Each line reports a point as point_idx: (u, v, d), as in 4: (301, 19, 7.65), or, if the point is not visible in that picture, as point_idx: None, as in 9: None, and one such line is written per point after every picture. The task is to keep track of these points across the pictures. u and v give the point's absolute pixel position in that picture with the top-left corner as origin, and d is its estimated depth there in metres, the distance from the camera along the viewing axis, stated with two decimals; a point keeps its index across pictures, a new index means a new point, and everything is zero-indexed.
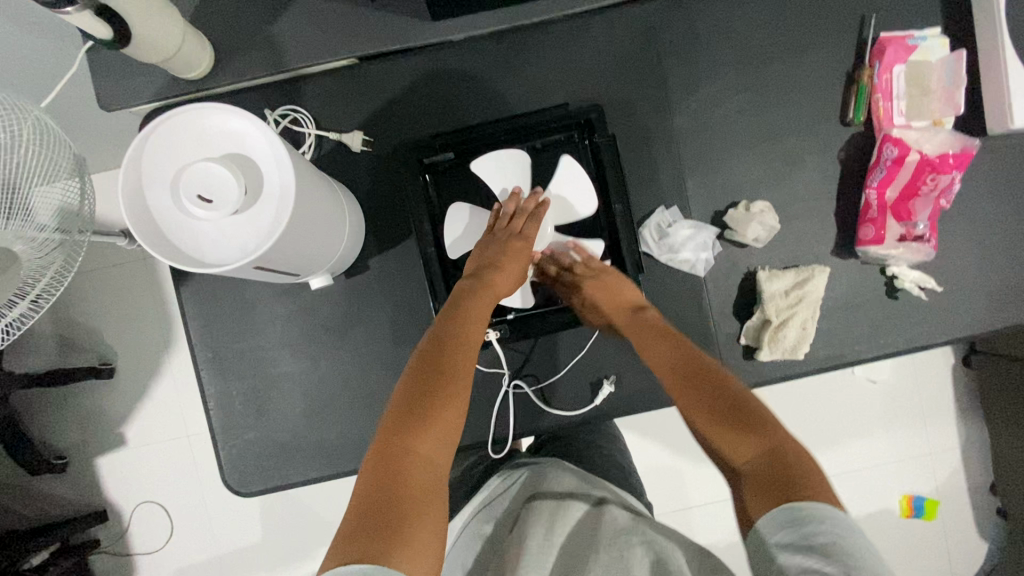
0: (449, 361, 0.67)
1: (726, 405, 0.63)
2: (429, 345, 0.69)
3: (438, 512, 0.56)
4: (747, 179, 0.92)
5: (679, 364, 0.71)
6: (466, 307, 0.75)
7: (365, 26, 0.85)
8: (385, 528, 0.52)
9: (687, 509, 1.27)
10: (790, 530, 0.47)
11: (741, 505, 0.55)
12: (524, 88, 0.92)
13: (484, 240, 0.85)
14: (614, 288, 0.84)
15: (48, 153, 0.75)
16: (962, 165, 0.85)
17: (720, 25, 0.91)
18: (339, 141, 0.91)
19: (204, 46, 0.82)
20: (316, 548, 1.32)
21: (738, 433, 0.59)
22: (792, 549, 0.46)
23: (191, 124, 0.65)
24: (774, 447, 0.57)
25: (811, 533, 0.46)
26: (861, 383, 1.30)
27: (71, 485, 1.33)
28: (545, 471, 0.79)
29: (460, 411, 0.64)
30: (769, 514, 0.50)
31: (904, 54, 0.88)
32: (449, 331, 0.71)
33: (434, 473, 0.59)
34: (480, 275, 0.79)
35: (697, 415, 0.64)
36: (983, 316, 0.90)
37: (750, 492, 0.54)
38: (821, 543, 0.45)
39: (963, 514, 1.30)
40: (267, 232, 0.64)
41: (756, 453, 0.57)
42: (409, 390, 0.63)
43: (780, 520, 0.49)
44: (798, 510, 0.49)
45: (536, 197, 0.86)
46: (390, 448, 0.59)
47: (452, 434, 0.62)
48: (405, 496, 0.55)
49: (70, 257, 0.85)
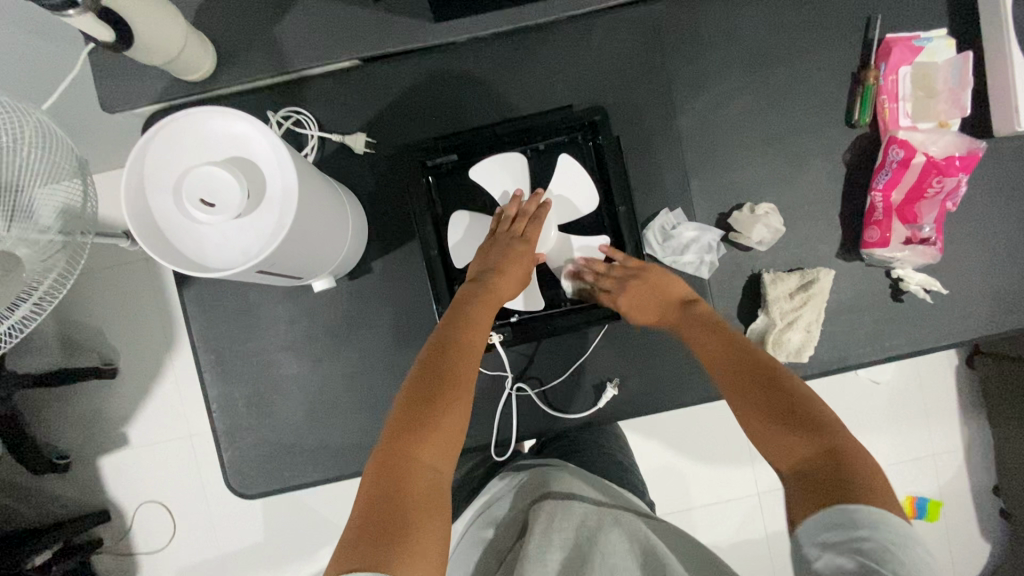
0: (454, 368, 0.67)
1: (782, 403, 0.63)
2: (432, 352, 0.69)
3: (440, 518, 0.56)
4: (751, 181, 0.91)
5: (732, 357, 0.70)
6: (468, 311, 0.74)
7: (368, 28, 0.85)
8: (387, 537, 0.51)
9: (689, 509, 1.27)
10: (836, 532, 0.47)
11: (790, 503, 0.55)
12: (527, 90, 0.91)
13: (486, 244, 0.84)
14: (659, 285, 0.84)
15: (49, 155, 0.75)
16: (968, 167, 0.84)
17: (724, 26, 0.90)
18: (342, 143, 0.91)
19: (206, 48, 0.82)
20: (319, 548, 1.32)
21: (795, 430, 0.59)
22: (835, 550, 0.46)
23: (193, 127, 0.65)
24: (831, 446, 0.56)
25: (860, 537, 0.46)
26: (864, 385, 1.30)
27: (73, 485, 1.33)
28: (548, 472, 0.78)
29: (461, 417, 0.64)
30: (815, 516, 0.50)
31: (910, 55, 0.88)
32: (454, 336, 0.71)
33: (436, 480, 0.59)
34: (483, 279, 0.78)
35: (751, 412, 0.64)
36: (988, 319, 0.90)
37: (801, 492, 0.54)
38: (868, 547, 0.45)
39: (967, 515, 1.29)
40: (270, 236, 0.63)
41: (811, 451, 0.57)
42: (412, 396, 0.63)
43: (829, 522, 0.49)
44: (848, 513, 0.48)
45: (536, 198, 0.85)
46: (390, 455, 0.58)
47: (455, 439, 0.62)
48: (408, 505, 0.55)
49: (72, 260, 0.85)
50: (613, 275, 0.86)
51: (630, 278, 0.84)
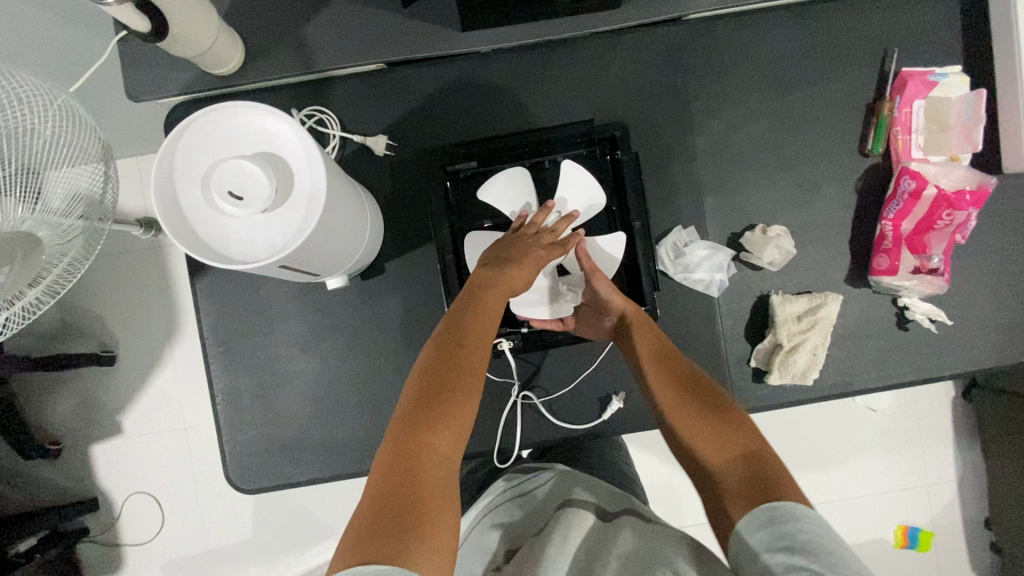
0: (467, 354, 0.67)
1: (704, 404, 0.69)
2: (446, 337, 0.68)
3: (453, 508, 0.56)
4: (764, 204, 0.93)
5: (679, 383, 0.72)
6: (482, 298, 0.73)
7: (396, 34, 0.86)
8: (401, 529, 0.52)
9: (682, 527, 1.27)
10: (773, 530, 0.52)
11: (723, 503, 0.59)
12: (549, 103, 0.93)
13: (509, 239, 0.83)
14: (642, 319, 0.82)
15: (68, 136, 0.75)
16: (978, 202, 0.86)
17: (745, 51, 0.92)
18: (363, 144, 0.92)
19: (235, 43, 0.83)
20: (308, 547, 1.31)
21: (717, 430, 0.66)
22: (775, 547, 0.50)
23: (227, 120, 0.66)
24: (749, 449, 0.63)
25: (791, 533, 0.51)
26: (861, 412, 1.31)
27: (64, 472, 1.32)
28: (569, 476, 0.78)
29: (472, 409, 0.64)
30: (750, 515, 0.55)
31: (925, 89, 0.90)
32: (466, 321, 0.70)
33: (447, 469, 0.59)
34: (498, 266, 0.77)
35: (687, 421, 0.68)
36: (989, 352, 0.92)
37: (730, 494, 0.59)
38: (798, 541, 0.49)
39: (956, 546, 1.30)
40: (295, 232, 0.64)
41: (734, 454, 0.63)
42: (425, 384, 0.64)
43: (759, 522, 0.53)
44: (775, 510, 0.53)
45: (567, 221, 0.84)
46: (403, 444, 0.59)
47: (464, 429, 0.63)
48: (421, 498, 0.55)
49: (89, 244, 0.84)
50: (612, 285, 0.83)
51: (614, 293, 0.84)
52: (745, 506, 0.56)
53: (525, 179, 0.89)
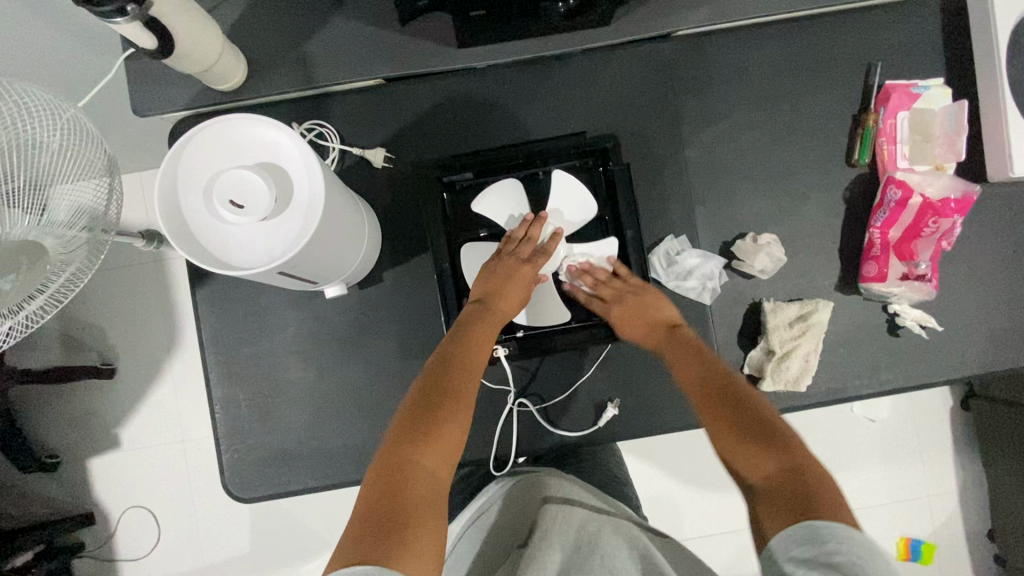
0: (453, 382, 0.72)
1: (739, 420, 0.65)
2: (435, 366, 0.74)
3: (439, 524, 0.59)
4: (754, 213, 0.95)
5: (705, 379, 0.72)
6: (469, 330, 0.79)
7: (394, 50, 0.89)
8: (382, 534, 0.55)
9: (683, 539, 1.27)
10: (807, 547, 0.50)
11: (757, 512, 0.57)
12: (543, 116, 0.95)
13: (493, 260, 0.87)
14: (649, 306, 0.86)
15: (74, 150, 0.76)
16: (963, 210, 0.88)
17: (732, 65, 0.95)
18: (362, 157, 0.94)
19: (238, 61, 0.86)
20: (306, 561, 1.31)
21: (754, 449, 0.61)
22: (807, 565, 0.48)
23: (228, 132, 0.68)
24: (793, 459, 0.59)
25: (830, 552, 0.48)
26: (860, 422, 1.31)
27: (61, 486, 1.33)
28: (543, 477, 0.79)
29: (459, 427, 0.68)
30: (791, 530, 0.52)
31: (908, 101, 0.92)
32: (455, 351, 0.76)
33: (433, 484, 0.62)
34: (484, 299, 0.83)
35: (719, 422, 0.66)
36: (981, 358, 0.92)
37: (771, 502, 0.56)
38: (844, 564, 0.47)
39: (959, 559, 1.29)
40: (295, 238, 0.66)
41: (770, 464, 0.60)
42: (416, 410, 0.68)
43: (798, 539, 0.51)
44: (812, 529, 0.51)
45: (541, 223, 0.88)
46: (389, 462, 0.63)
47: (454, 450, 0.67)
48: (400, 510, 0.58)
49: (93, 255, 0.85)
50: (612, 286, 0.88)
51: (628, 293, 0.87)
52: (783, 519, 0.54)
53: (518, 188, 0.91)
